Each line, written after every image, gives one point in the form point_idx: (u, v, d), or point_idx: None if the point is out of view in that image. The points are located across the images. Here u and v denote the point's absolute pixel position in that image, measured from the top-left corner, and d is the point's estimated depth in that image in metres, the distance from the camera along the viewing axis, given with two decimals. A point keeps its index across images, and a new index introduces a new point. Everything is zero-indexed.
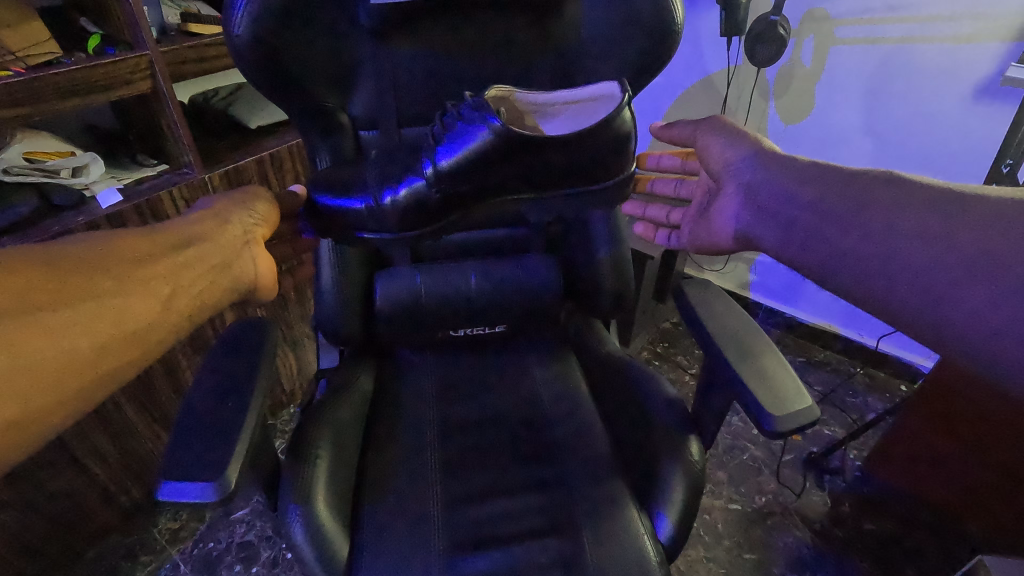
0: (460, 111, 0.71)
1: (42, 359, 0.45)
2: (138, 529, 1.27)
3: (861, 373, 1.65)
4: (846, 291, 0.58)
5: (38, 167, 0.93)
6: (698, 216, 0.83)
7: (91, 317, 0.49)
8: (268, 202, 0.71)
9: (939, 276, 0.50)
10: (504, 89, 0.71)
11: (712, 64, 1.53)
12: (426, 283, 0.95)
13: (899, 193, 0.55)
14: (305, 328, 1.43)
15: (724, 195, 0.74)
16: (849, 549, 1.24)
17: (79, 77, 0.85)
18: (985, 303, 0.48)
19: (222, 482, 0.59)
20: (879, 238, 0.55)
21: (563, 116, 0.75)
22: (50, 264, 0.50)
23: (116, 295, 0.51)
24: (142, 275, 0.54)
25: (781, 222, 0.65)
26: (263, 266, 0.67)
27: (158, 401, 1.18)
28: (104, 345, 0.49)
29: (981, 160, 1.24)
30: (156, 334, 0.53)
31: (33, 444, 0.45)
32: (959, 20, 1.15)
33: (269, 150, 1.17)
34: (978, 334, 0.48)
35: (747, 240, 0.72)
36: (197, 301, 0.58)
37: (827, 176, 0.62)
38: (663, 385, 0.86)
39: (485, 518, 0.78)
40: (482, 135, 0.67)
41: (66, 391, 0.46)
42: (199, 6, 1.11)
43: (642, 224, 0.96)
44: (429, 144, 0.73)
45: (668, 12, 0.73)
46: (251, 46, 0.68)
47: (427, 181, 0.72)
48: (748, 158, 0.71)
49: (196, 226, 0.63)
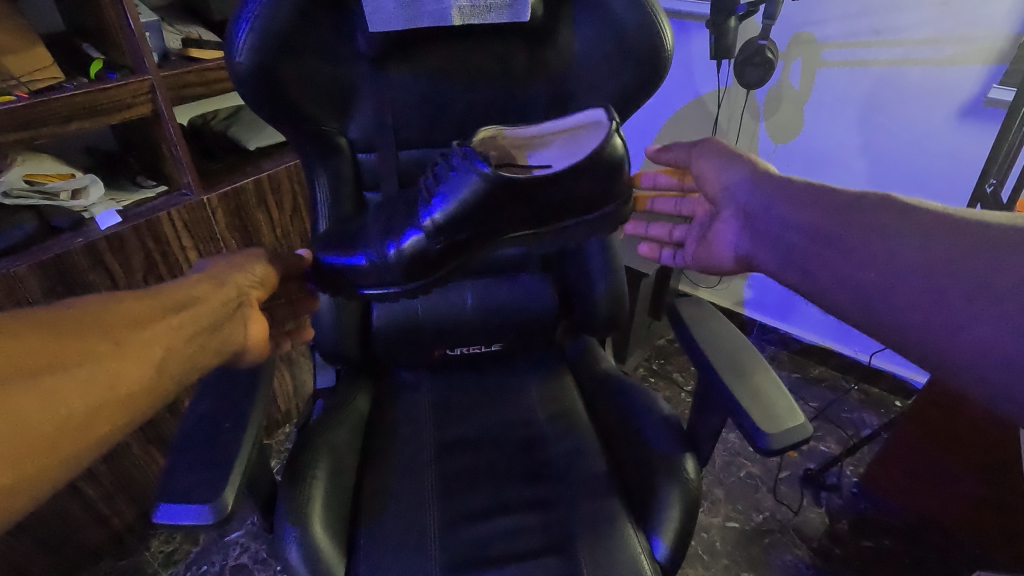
0: (450, 160, 0.74)
1: (36, 424, 0.44)
2: (130, 552, 1.25)
3: (856, 389, 1.66)
4: (846, 314, 0.58)
5: (38, 190, 0.95)
6: (700, 237, 0.85)
7: (86, 379, 0.48)
8: (264, 264, 0.73)
9: (941, 306, 0.50)
10: (491, 130, 0.74)
11: (702, 85, 1.56)
12: (424, 302, 0.96)
13: (898, 218, 0.56)
14: (302, 346, 1.43)
15: (723, 220, 0.77)
16: (847, 568, 1.24)
17: (80, 101, 0.87)
18: (988, 334, 0.47)
19: (220, 504, 0.59)
20: (877, 266, 0.55)
21: (554, 146, 0.77)
22: (42, 328, 0.49)
23: (112, 357, 0.51)
24: (137, 338, 0.54)
25: (780, 246, 0.66)
26: (255, 328, 0.68)
27: (154, 422, 1.17)
28: (99, 406, 0.49)
29: (967, 177, 1.26)
30: (145, 396, 0.53)
31: (24, 507, 0.44)
32: (943, 43, 1.18)
33: (267, 171, 1.18)
34: (980, 362, 0.47)
35: (749, 262, 0.74)
36: (190, 365, 0.58)
37: (825, 199, 0.63)
38: (657, 402, 0.87)
39: (481, 539, 0.78)
40: (472, 181, 0.70)
41: (57, 453, 0.45)
42: (200, 31, 1.13)
43: (646, 244, 0.95)
44: (423, 196, 0.76)
45: (659, 37, 0.75)
46: (252, 73, 0.70)
47: (427, 233, 0.73)
48: (746, 182, 0.73)
49: (193, 288, 0.64)
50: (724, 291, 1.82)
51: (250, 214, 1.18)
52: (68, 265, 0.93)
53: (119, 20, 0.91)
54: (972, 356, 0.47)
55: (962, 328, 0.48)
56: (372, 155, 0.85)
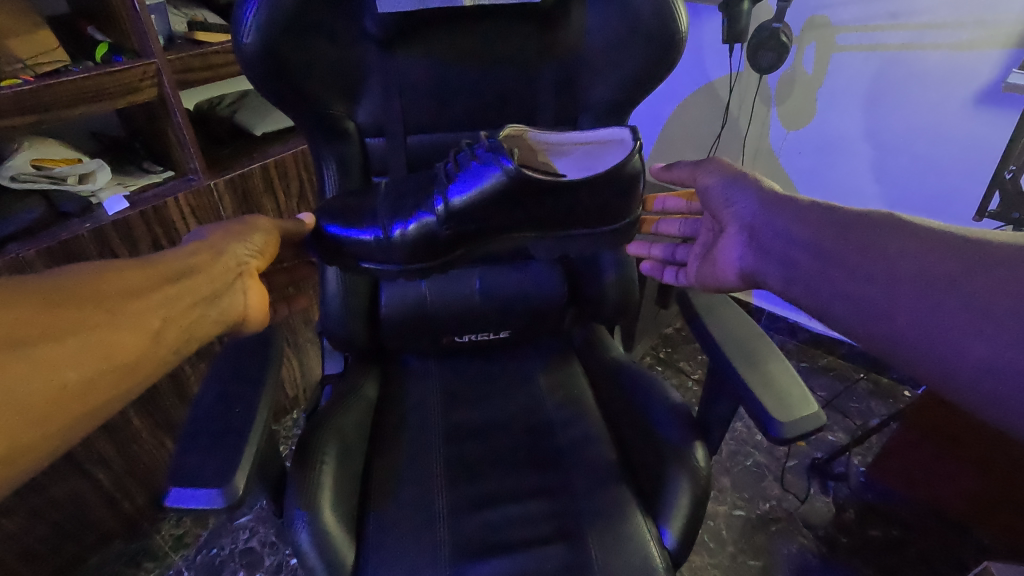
0: (474, 150, 0.73)
1: (31, 394, 0.44)
2: (141, 535, 1.27)
3: (865, 379, 1.65)
4: (847, 330, 0.57)
5: (46, 175, 0.94)
6: (703, 255, 0.82)
7: (80, 351, 0.48)
8: (264, 232, 0.72)
9: (941, 322, 0.49)
10: (518, 129, 0.73)
11: (713, 71, 1.54)
12: (431, 288, 0.95)
13: (903, 236, 0.55)
14: (309, 333, 1.44)
15: (725, 236, 0.75)
16: (854, 557, 1.24)
17: (86, 85, 0.86)
18: (989, 351, 0.46)
19: (231, 489, 0.59)
20: (880, 281, 0.54)
21: (574, 156, 0.77)
22: (37, 294, 0.48)
23: (107, 328, 0.50)
24: (133, 309, 0.53)
25: (782, 262, 0.65)
26: (253, 297, 0.68)
27: (163, 407, 1.18)
28: (93, 378, 0.48)
29: (983, 166, 1.24)
30: (141, 366, 0.52)
31: (17, 476, 0.44)
32: (962, 27, 1.15)
33: (274, 156, 1.17)
34: (983, 381, 0.46)
35: (752, 280, 0.72)
36: (186, 337, 0.58)
37: (828, 217, 0.63)
38: (667, 390, 0.86)
39: (490, 524, 0.78)
40: (494, 175, 0.70)
41: (51, 425, 0.45)
42: (205, 15, 1.12)
43: (649, 263, 0.95)
44: (440, 179, 0.75)
45: (673, 20, 0.74)
46: (259, 56, 0.69)
47: (438, 217, 0.74)
48: (748, 198, 0.72)
49: (191, 258, 0.62)
50: None
51: (257, 199, 1.17)
52: (76, 250, 0.93)
53: (124, 2, 0.89)
54: (974, 373, 0.46)
55: (965, 341, 0.47)
56: (380, 139, 0.84)
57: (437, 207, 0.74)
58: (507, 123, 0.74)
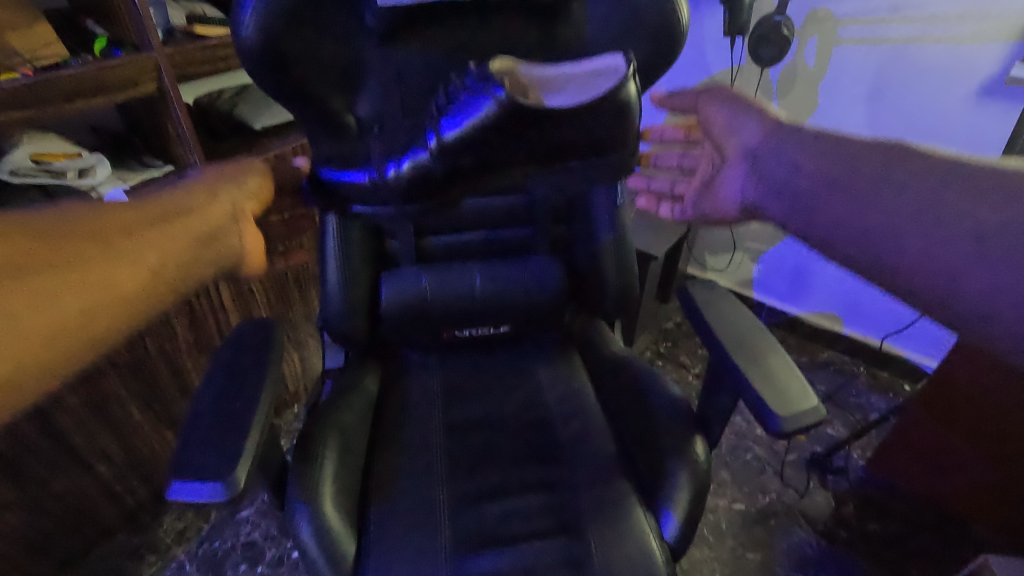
0: (466, 83, 0.68)
1: (31, 315, 0.45)
2: (144, 528, 1.27)
3: (865, 373, 1.65)
4: (853, 261, 0.58)
5: (45, 169, 0.94)
6: (701, 185, 0.77)
7: (76, 278, 0.49)
8: (259, 175, 0.73)
9: (951, 251, 0.51)
10: (507, 58, 0.65)
11: (715, 64, 1.53)
12: (431, 283, 0.94)
13: (908, 166, 0.55)
14: (309, 327, 1.44)
15: (727, 166, 0.71)
16: (853, 549, 1.24)
17: (87, 78, 0.86)
18: (998, 280, 0.49)
19: (232, 482, 0.59)
20: (891, 211, 0.54)
21: (571, 91, 0.67)
22: (33, 231, 0.50)
23: (102, 260, 0.51)
24: (129, 243, 0.54)
25: (788, 191, 0.63)
26: (253, 239, 0.67)
27: (164, 400, 1.18)
28: (92, 308, 0.49)
29: (985, 161, 1.24)
30: (141, 297, 0.53)
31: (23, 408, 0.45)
32: (965, 20, 1.15)
33: (275, 150, 1.17)
34: (986, 303, 0.50)
35: (753, 211, 0.70)
36: (187, 272, 0.58)
37: (834, 145, 0.61)
38: (666, 384, 0.87)
39: (490, 518, 0.78)
40: (487, 106, 0.63)
41: (54, 349, 0.46)
42: (204, 7, 1.10)
43: (644, 197, 0.88)
44: (435, 116, 0.71)
45: (674, 15, 0.74)
46: (259, 49, 0.68)
47: (431, 153, 0.69)
48: (752, 126, 0.69)
49: (188, 200, 0.64)
50: (732, 274, 1.80)
51: None
52: None
53: None
54: (980, 300, 0.50)
55: (972, 271, 0.50)
56: None
57: (431, 142, 0.69)
58: (495, 58, 0.67)
